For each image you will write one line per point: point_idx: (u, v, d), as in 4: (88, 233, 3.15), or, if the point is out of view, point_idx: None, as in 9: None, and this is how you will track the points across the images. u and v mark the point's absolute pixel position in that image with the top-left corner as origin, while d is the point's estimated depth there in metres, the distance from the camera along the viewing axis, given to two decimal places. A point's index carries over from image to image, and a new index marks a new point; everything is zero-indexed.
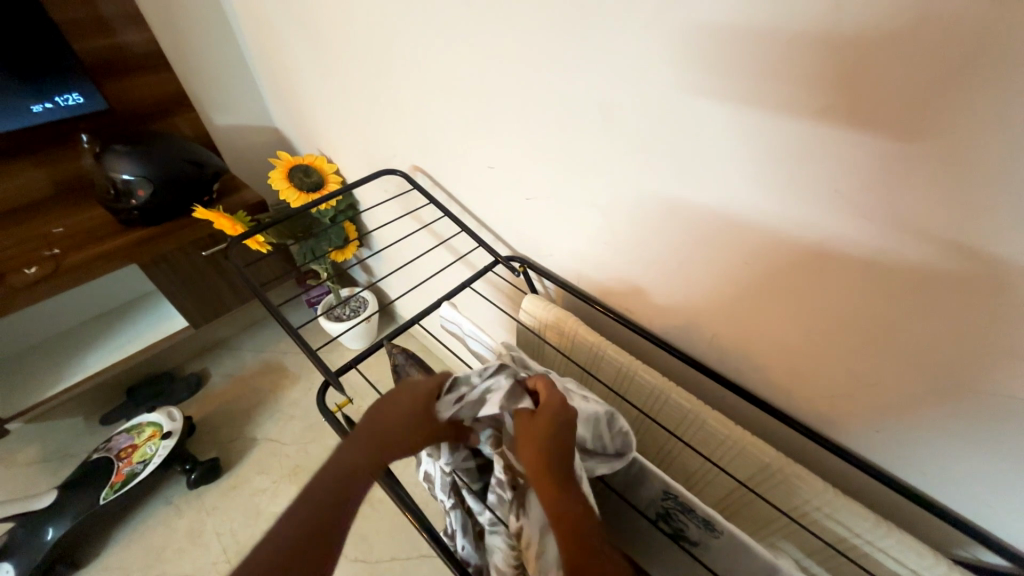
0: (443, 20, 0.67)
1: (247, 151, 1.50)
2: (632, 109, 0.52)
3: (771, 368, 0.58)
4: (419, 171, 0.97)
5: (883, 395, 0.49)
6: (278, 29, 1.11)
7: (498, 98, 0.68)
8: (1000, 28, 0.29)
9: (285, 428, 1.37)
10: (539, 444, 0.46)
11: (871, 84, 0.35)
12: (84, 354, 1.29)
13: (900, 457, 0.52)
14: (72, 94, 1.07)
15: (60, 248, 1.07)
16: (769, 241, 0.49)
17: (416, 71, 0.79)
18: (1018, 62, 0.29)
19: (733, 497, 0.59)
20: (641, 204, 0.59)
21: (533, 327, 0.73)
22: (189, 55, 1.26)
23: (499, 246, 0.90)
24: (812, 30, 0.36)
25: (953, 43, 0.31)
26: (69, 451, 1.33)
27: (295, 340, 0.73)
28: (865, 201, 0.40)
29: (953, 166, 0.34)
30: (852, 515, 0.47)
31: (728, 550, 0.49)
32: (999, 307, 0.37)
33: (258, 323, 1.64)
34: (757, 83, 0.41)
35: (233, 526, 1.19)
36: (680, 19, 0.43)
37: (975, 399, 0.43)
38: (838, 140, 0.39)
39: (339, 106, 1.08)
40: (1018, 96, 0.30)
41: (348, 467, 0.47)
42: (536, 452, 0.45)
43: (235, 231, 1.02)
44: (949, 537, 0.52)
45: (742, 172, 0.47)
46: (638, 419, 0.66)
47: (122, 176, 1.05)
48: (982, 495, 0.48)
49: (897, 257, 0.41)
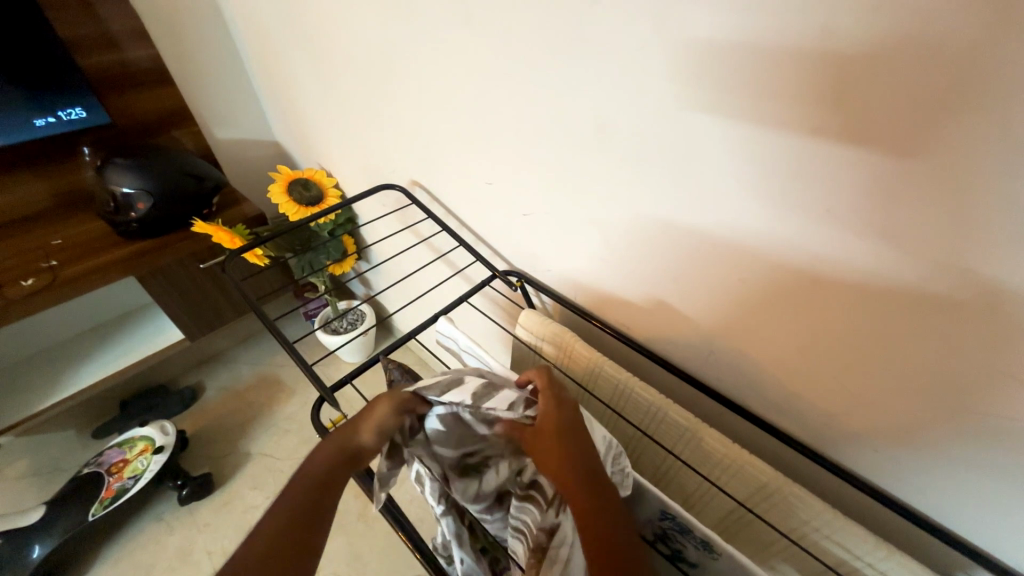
0: (444, 39, 0.69)
1: (247, 164, 1.51)
2: (629, 129, 0.53)
3: (767, 385, 0.58)
4: (418, 186, 0.98)
5: (879, 413, 0.49)
6: (282, 46, 1.12)
7: (497, 116, 0.69)
8: (985, 53, 0.30)
9: (279, 443, 1.36)
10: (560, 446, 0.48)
11: (863, 105, 0.36)
12: (78, 366, 1.28)
13: (898, 478, 0.51)
14: (75, 109, 1.08)
15: (58, 260, 1.07)
16: (764, 260, 0.50)
17: (417, 89, 0.80)
18: (1004, 85, 0.30)
19: (731, 518, 0.59)
20: (638, 221, 0.59)
21: (530, 342, 0.73)
22: (192, 70, 1.28)
23: (497, 261, 0.90)
24: (806, 53, 0.37)
25: (941, 66, 0.32)
26: (59, 465, 1.31)
27: (290, 354, 0.73)
28: (859, 221, 0.41)
29: (944, 185, 0.35)
30: (851, 537, 0.47)
31: (726, 571, 0.49)
32: (993, 326, 0.37)
33: (254, 336, 1.64)
34: (751, 102, 0.42)
35: (224, 543, 1.17)
36: (677, 41, 0.44)
37: (971, 418, 0.43)
38: (831, 158, 0.40)
39: (340, 121, 1.10)
40: (1003, 118, 0.31)
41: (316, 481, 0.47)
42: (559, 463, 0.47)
43: (234, 244, 1.02)
44: (951, 561, 0.51)
45: (738, 192, 0.48)
46: (635, 436, 0.66)
47: (122, 190, 1.06)
48: (980, 517, 0.48)
49: (891, 276, 0.41)
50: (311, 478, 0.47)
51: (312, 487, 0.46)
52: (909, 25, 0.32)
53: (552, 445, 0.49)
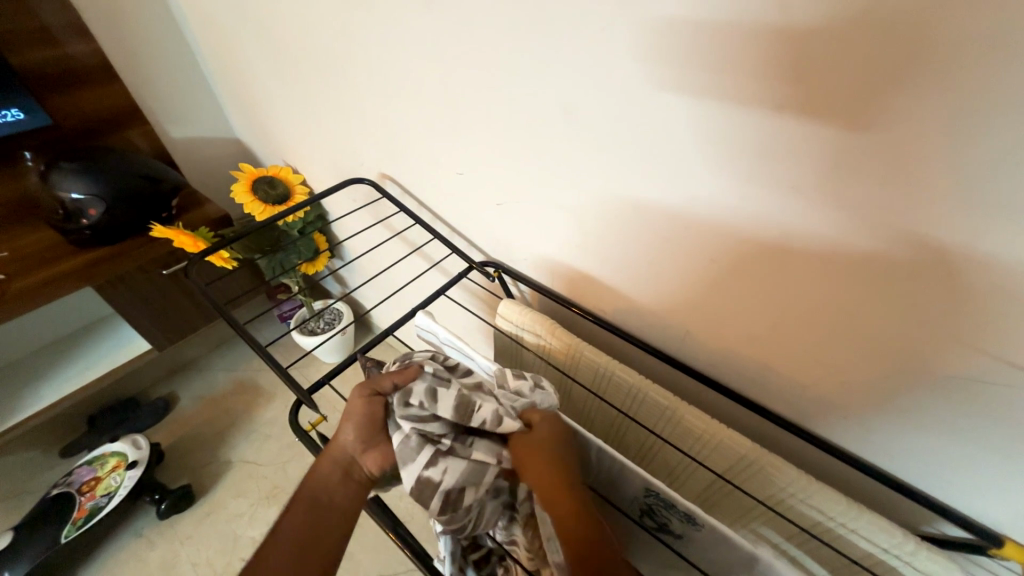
0: (404, 26, 0.67)
1: (206, 163, 1.45)
2: (596, 114, 0.53)
3: (741, 361, 0.60)
4: (388, 179, 0.95)
5: (846, 380, 0.51)
6: (235, 37, 1.07)
7: (463, 102, 0.67)
8: (939, 23, 0.31)
9: (261, 448, 1.33)
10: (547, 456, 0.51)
11: (823, 79, 0.37)
12: (37, 384, 1.21)
13: (867, 441, 0.54)
14: (11, 110, 1.00)
15: (5, 274, 1.01)
16: (735, 239, 0.51)
17: (380, 80, 0.78)
18: (957, 54, 0.31)
19: (714, 489, 0.60)
20: (612, 206, 0.59)
21: (510, 331, 0.73)
22: (140, 65, 1.21)
23: (472, 251, 0.89)
24: (765, 28, 0.38)
25: (896, 36, 0.32)
26: (26, 488, 1.25)
27: (262, 357, 0.69)
28: (823, 194, 0.42)
29: (901, 154, 0.36)
30: (824, 499, 0.49)
31: (710, 541, 0.50)
32: (951, 289, 0.39)
33: (228, 341, 1.59)
34: (718, 78, 0.42)
35: (209, 554, 1.15)
36: (643, 19, 0.44)
37: (932, 381, 0.45)
38: (796, 133, 0.41)
39: (302, 114, 1.06)
40: (955, 88, 0.32)
41: (312, 494, 0.50)
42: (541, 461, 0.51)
43: (197, 248, 0.98)
44: (917, 515, 0.54)
45: (706, 172, 0.48)
46: (618, 418, 0.67)
47: (70, 195, 0.99)
48: (942, 474, 0.50)
49: (853, 248, 0.43)
50: (308, 494, 0.50)
51: (309, 503, 0.49)
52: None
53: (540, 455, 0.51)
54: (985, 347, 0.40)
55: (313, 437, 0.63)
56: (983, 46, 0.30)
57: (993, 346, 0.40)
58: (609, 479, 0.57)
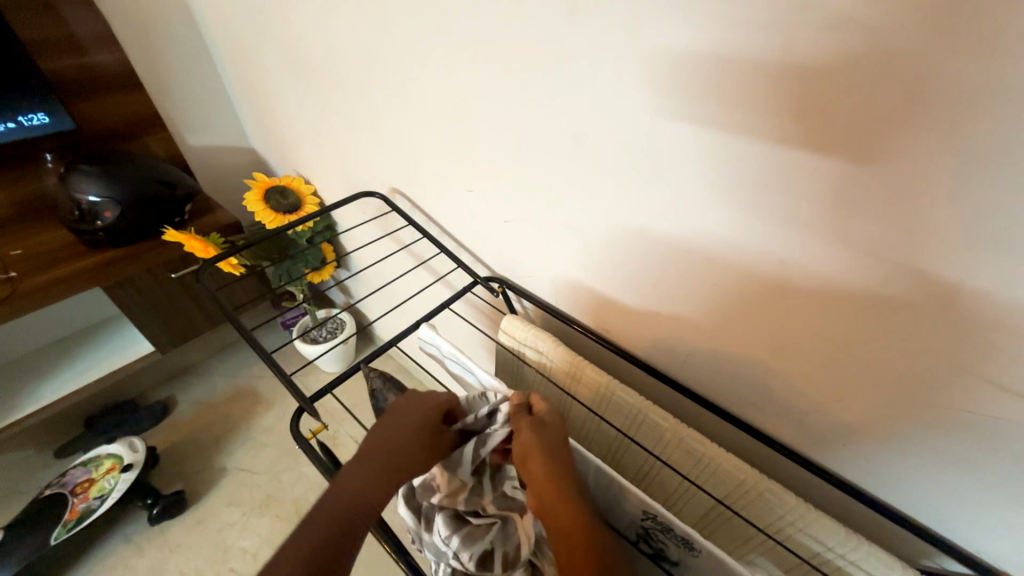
0: (420, 48, 0.69)
1: (220, 171, 1.48)
2: (606, 137, 0.54)
3: (740, 387, 0.60)
4: (398, 194, 0.97)
5: (846, 410, 0.51)
6: (256, 51, 1.10)
7: (476, 121, 0.69)
8: (941, 59, 0.32)
9: (257, 457, 1.32)
10: (546, 469, 0.50)
11: (828, 111, 0.38)
12: (38, 382, 1.22)
13: (866, 473, 0.54)
14: (37, 113, 1.04)
15: (17, 272, 1.03)
16: (739, 266, 0.51)
17: (396, 98, 0.80)
18: (962, 91, 0.32)
19: (712, 515, 0.60)
20: (616, 230, 0.61)
21: (511, 346, 0.74)
22: (162, 75, 1.25)
23: (478, 267, 0.90)
24: (771, 64, 0.39)
25: (903, 73, 0.33)
26: (18, 488, 1.24)
27: (267, 363, 0.69)
28: (828, 226, 0.42)
29: (909, 187, 0.37)
30: (824, 529, 0.49)
31: (706, 567, 0.50)
32: (955, 321, 0.39)
33: (230, 347, 1.59)
34: (727, 106, 0.43)
35: (197, 563, 1.13)
36: (651, 49, 0.46)
37: (941, 416, 0.45)
38: (802, 164, 0.41)
39: (316, 127, 1.08)
40: (961, 122, 0.33)
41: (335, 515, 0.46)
42: (545, 468, 0.50)
43: (207, 253, 1.00)
44: (916, 549, 0.53)
45: (710, 199, 0.49)
46: (616, 439, 0.67)
47: (87, 198, 1.02)
48: (942, 508, 0.50)
49: (848, 281, 0.44)
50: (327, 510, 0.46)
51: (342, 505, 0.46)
52: (867, 37, 0.34)
53: (538, 456, 0.51)
54: (990, 386, 0.40)
55: (314, 444, 0.62)
56: (993, 84, 0.31)
57: (1007, 382, 0.39)
58: (603, 500, 0.56)
